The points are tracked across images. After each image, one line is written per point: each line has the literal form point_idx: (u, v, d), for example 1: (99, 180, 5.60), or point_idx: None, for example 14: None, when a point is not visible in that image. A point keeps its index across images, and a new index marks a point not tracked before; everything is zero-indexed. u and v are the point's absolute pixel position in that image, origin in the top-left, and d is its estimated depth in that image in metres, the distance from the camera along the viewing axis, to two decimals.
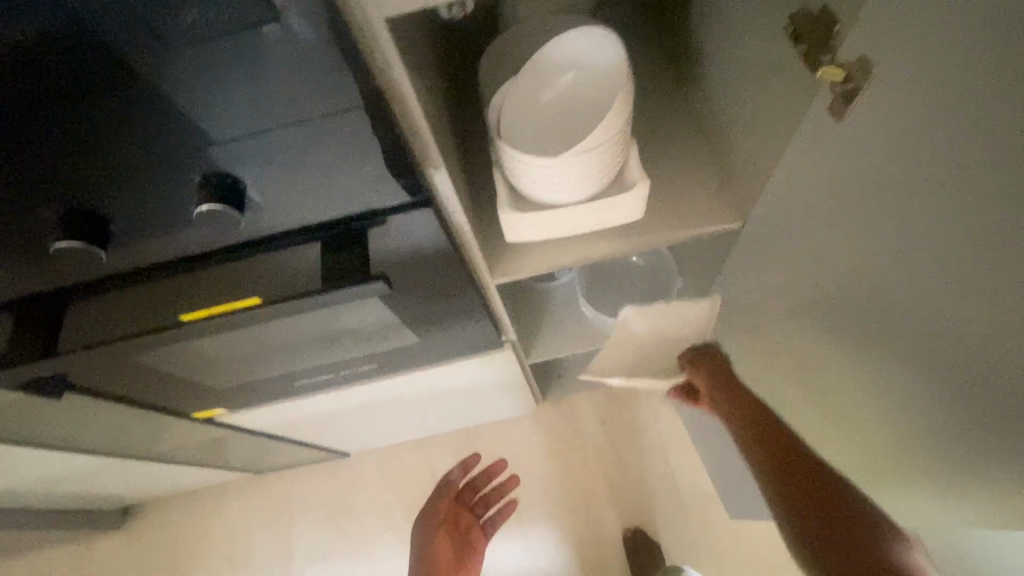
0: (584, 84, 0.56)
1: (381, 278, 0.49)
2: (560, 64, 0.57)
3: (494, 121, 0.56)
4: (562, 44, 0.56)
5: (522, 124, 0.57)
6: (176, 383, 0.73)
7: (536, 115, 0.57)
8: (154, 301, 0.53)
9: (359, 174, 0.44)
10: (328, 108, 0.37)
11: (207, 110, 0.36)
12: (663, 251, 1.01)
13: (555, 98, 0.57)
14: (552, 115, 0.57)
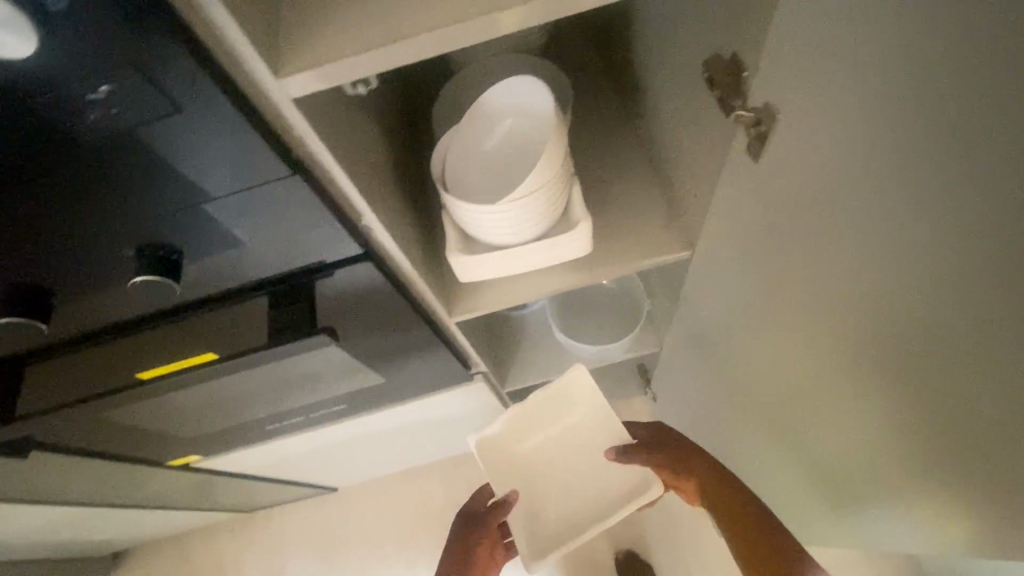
0: (522, 129, 0.58)
1: (325, 331, 0.50)
2: (499, 110, 0.59)
3: (437, 172, 0.58)
4: (498, 94, 0.59)
5: (466, 171, 0.59)
6: (144, 436, 0.73)
7: (479, 161, 0.59)
8: (105, 363, 0.53)
9: (296, 237, 0.44)
10: (253, 181, 0.37)
11: (129, 190, 0.36)
12: (631, 276, 1.02)
13: (495, 144, 0.59)
14: (493, 161, 0.59)
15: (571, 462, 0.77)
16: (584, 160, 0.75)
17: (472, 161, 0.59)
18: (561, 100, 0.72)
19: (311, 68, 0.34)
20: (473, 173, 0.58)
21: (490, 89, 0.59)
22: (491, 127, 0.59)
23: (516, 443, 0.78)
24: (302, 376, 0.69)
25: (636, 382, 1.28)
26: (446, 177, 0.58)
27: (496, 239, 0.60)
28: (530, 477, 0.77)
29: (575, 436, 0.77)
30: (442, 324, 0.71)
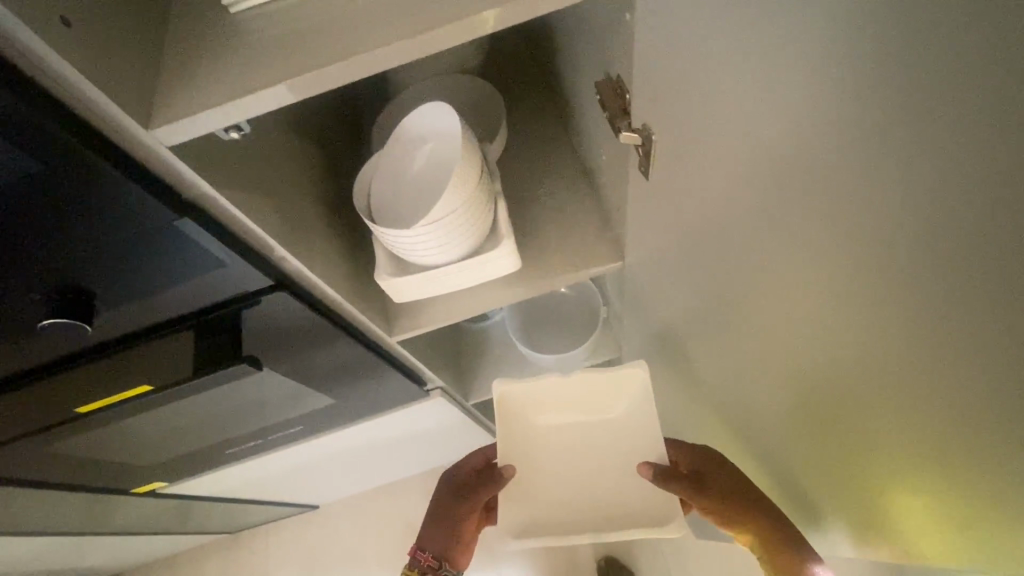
0: (438, 151, 0.59)
1: (246, 360, 0.53)
2: (419, 135, 0.60)
3: (359, 200, 0.59)
4: (413, 120, 0.60)
5: (387, 195, 0.60)
6: (103, 467, 0.75)
7: (400, 185, 0.60)
8: (41, 401, 0.55)
9: (203, 273, 0.46)
10: (148, 222, 0.40)
11: (25, 239, 0.38)
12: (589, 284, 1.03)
13: (413, 167, 0.60)
14: (413, 182, 0.59)
15: (588, 472, 0.69)
16: (523, 176, 0.76)
17: (393, 185, 0.60)
18: (495, 118, 0.74)
19: (199, 111, 0.36)
20: (394, 197, 0.59)
21: (409, 115, 0.60)
22: (411, 151, 0.60)
23: (523, 418, 0.72)
24: (253, 400, 0.71)
25: None
26: (369, 203, 0.60)
27: (420, 260, 0.61)
28: (525, 460, 0.70)
29: (599, 440, 0.71)
30: (385, 344, 0.72)
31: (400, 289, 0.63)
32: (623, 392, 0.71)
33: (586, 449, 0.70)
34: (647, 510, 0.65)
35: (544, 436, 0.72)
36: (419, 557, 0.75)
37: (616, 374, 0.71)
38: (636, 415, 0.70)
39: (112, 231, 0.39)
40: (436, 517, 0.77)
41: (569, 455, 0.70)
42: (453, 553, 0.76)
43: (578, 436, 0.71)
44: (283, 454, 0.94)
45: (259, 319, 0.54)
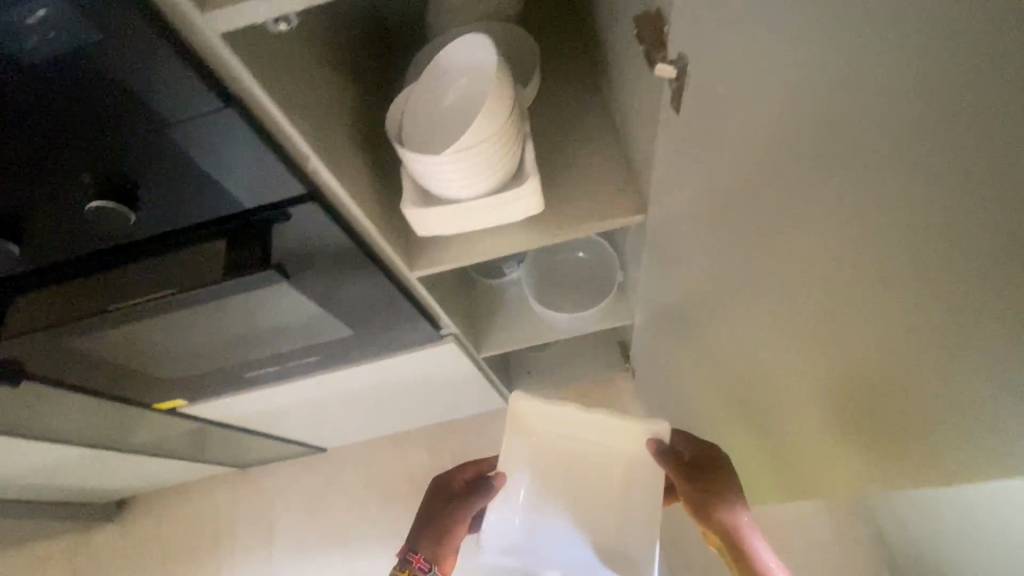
0: (470, 81, 0.60)
1: (275, 268, 0.54)
2: (456, 68, 0.61)
3: (394, 128, 0.60)
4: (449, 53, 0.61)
5: (421, 125, 0.61)
6: (130, 373, 0.79)
7: (433, 114, 0.61)
8: (81, 295, 0.58)
9: (238, 177, 0.48)
10: (190, 112, 0.41)
11: (78, 117, 0.40)
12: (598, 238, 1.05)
13: (447, 96, 0.61)
14: (445, 111, 0.60)
15: (572, 507, 0.71)
16: (550, 126, 0.76)
17: (428, 116, 0.61)
18: (529, 66, 0.74)
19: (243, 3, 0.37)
20: (427, 125, 0.61)
21: (447, 47, 0.61)
22: (448, 83, 0.61)
23: (526, 431, 0.73)
24: (277, 324, 0.74)
25: (617, 358, 1.31)
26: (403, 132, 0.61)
27: (451, 192, 0.62)
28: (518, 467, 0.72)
29: (596, 491, 0.71)
30: (407, 280, 0.74)
31: (428, 221, 0.64)
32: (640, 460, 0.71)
33: (580, 497, 0.71)
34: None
35: (544, 467, 0.72)
36: (409, 558, 0.74)
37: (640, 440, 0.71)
38: (642, 486, 0.70)
39: (158, 118, 0.41)
40: (431, 521, 0.76)
41: (558, 486, 0.71)
42: (446, 559, 0.74)
43: (572, 467, 0.72)
44: (298, 386, 0.98)
45: (288, 232, 0.56)
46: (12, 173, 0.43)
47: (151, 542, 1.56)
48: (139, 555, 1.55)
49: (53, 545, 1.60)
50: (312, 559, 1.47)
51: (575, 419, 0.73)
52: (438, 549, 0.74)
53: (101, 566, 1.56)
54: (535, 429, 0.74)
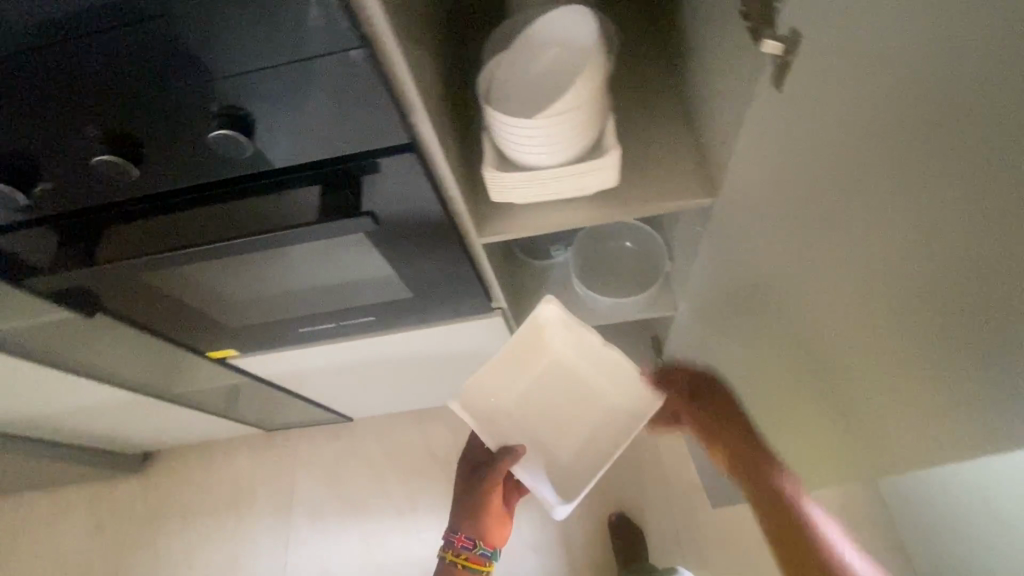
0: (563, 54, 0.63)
1: (368, 215, 0.57)
2: (547, 41, 0.64)
3: (484, 90, 0.62)
4: (544, 27, 0.65)
5: (506, 91, 0.63)
6: (194, 315, 0.81)
7: (523, 82, 0.63)
8: (174, 228, 0.60)
9: (350, 118, 0.50)
10: (320, 50, 0.43)
11: (219, 45, 0.42)
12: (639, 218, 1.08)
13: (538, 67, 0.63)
14: (536, 80, 0.63)
15: (554, 405, 0.92)
16: (620, 109, 0.78)
17: (514, 84, 0.64)
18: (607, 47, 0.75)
19: None
20: (517, 92, 0.63)
21: (538, 20, 0.64)
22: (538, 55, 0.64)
23: (535, 343, 0.91)
24: (341, 273, 0.76)
25: (649, 353, 1.32)
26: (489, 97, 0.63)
27: (528, 158, 0.64)
28: (524, 366, 0.91)
29: (579, 417, 0.91)
30: (472, 247, 0.76)
31: (503, 185, 0.66)
32: (621, 410, 0.90)
33: (567, 420, 0.91)
34: (565, 478, 0.89)
35: (552, 386, 0.92)
36: (454, 539, 0.89)
37: (631, 396, 0.90)
38: (613, 431, 0.90)
39: (289, 54, 0.43)
40: (463, 504, 0.89)
41: (548, 388, 0.92)
42: (485, 533, 0.89)
43: (563, 377, 0.93)
44: (343, 348, 1.00)
45: (379, 183, 0.58)
46: (142, 96, 0.46)
47: (172, 496, 1.59)
48: (160, 508, 1.58)
49: (77, 493, 1.63)
50: (329, 526, 1.49)
51: (592, 353, 0.92)
52: (474, 527, 0.88)
53: (122, 517, 1.59)
54: (556, 359, 0.93)
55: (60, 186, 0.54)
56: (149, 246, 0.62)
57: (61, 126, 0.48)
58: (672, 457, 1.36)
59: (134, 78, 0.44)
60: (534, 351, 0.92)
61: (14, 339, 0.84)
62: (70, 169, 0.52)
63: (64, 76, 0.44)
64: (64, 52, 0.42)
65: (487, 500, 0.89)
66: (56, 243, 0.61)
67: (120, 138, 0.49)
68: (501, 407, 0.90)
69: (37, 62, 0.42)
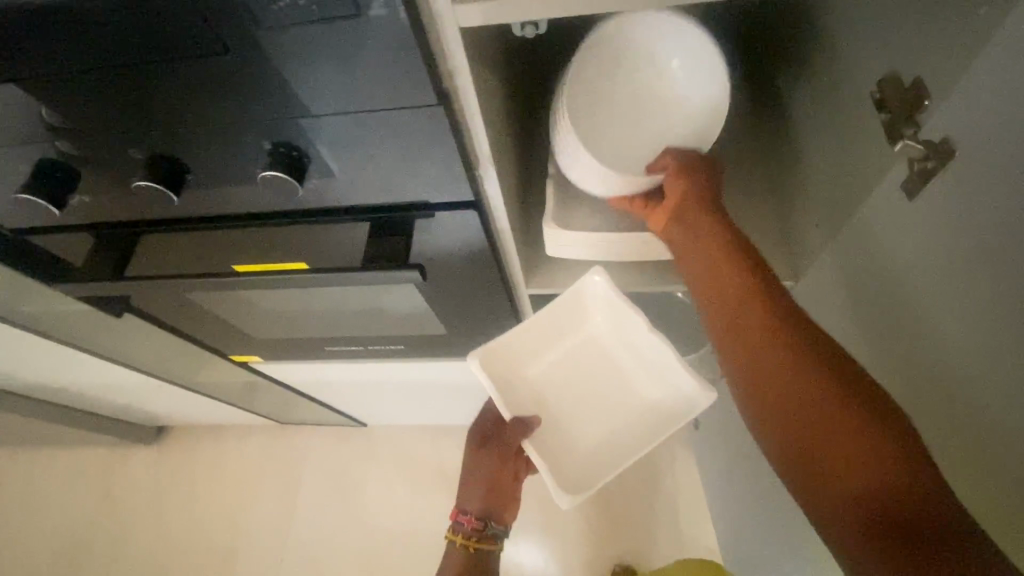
0: (674, 81, 0.60)
1: (417, 268, 0.51)
2: (655, 59, 0.60)
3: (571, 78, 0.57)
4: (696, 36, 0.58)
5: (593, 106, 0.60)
6: (221, 323, 0.78)
7: (626, 78, 0.61)
8: (213, 249, 0.57)
9: (415, 169, 0.45)
10: (392, 101, 0.39)
11: (282, 86, 0.38)
12: None
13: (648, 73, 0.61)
14: (633, 89, 0.61)
15: (571, 393, 0.70)
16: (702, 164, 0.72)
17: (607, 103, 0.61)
18: None
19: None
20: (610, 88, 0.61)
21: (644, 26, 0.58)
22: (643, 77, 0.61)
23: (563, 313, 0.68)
24: (375, 304, 0.72)
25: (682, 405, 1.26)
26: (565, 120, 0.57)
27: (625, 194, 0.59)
28: (538, 339, 0.68)
29: (608, 405, 0.68)
30: (517, 295, 0.71)
31: (562, 240, 0.60)
32: (660, 404, 0.66)
33: (594, 407, 0.69)
34: (581, 467, 0.66)
35: (578, 369, 0.70)
36: (464, 522, 0.79)
37: (675, 386, 0.65)
38: (643, 427, 0.66)
39: (360, 103, 0.39)
40: (472, 480, 0.80)
41: (565, 369, 0.70)
42: (496, 510, 0.80)
43: (586, 358, 0.71)
44: (368, 367, 0.96)
45: (434, 231, 0.54)
46: (191, 123, 0.42)
47: (180, 475, 1.60)
48: (166, 485, 1.59)
49: (92, 453, 1.66)
50: (329, 526, 1.47)
51: (631, 330, 0.68)
52: (484, 504, 0.79)
53: (130, 484, 1.61)
54: (593, 337, 0.71)
55: (97, 199, 0.52)
56: (183, 263, 0.59)
57: (107, 143, 0.45)
58: (692, 515, 1.29)
59: (184, 106, 0.41)
60: (568, 317, 0.69)
61: (40, 320, 0.84)
62: (111, 185, 0.50)
63: (112, 97, 0.40)
64: (121, 77, 0.38)
65: (497, 474, 0.79)
66: (93, 247, 0.59)
67: (166, 162, 0.46)
68: (524, 379, 0.69)
69: (86, 80, 0.39)
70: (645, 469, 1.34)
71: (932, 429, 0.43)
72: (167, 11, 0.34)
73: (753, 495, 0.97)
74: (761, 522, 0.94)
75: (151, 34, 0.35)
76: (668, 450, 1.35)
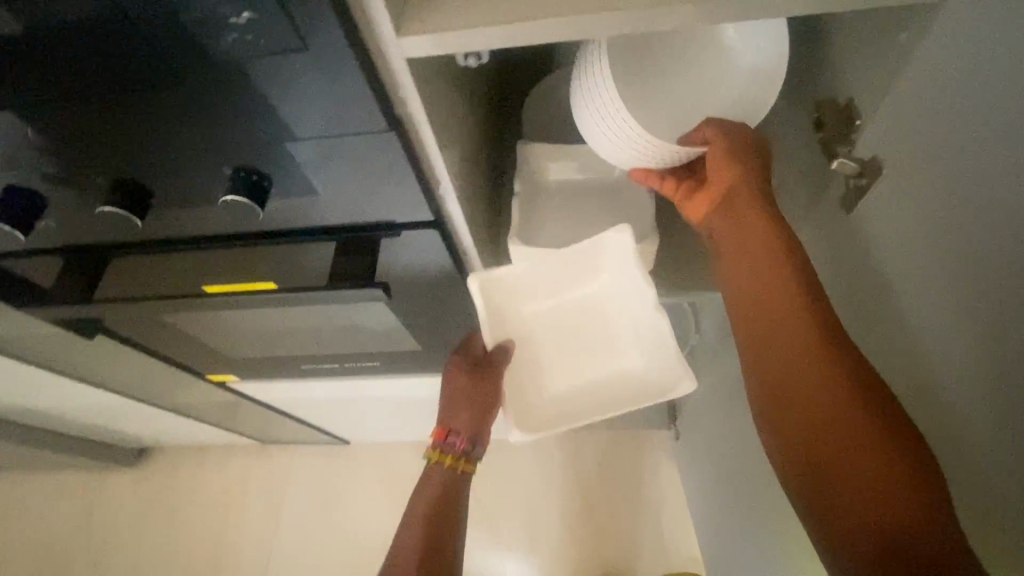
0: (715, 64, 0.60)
1: (381, 286, 0.52)
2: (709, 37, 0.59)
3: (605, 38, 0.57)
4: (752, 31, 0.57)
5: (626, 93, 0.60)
6: (195, 343, 0.79)
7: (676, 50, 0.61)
8: (181, 270, 0.58)
9: (375, 190, 0.46)
10: (347, 127, 0.40)
11: (238, 114, 0.39)
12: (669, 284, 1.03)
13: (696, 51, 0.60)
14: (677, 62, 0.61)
15: (561, 338, 0.68)
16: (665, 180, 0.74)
17: (643, 89, 0.61)
18: None
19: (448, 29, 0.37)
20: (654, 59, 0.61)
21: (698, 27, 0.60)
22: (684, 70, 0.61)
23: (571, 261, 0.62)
24: (347, 322, 0.73)
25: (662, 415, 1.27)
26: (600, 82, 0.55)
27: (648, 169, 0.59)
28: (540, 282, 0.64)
29: (590, 352, 0.68)
30: None
31: (526, 256, 0.62)
32: (646, 375, 0.65)
33: (578, 357, 0.68)
34: (548, 414, 0.69)
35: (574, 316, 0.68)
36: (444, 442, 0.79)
37: (664, 360, 0.64)
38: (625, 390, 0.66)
39: (315, 129, 0.40)
40: (450, 399, 0.79)
41: (563, 315, 0.68)
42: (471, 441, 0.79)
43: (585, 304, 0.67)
44: (347, 384, 0.97)
45: (398, 249, 0.55)
46: (152, 149, 0.43)
47: (161, 498, 1.57)
48: (146, 508, 1.56)
49: (71, 478, 1.63)
50: (313, 546, 1.45)
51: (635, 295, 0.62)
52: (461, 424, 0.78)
53: (110, 508, 1.58)
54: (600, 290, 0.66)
55: (64, 223, 0.53)
56: (152, 285, 0.60)
57: (70, 168, 0.46)
58: (676, 525, 1.29)
59: (144, 133, 0.41)
60: (589, 272, 0.63)
61: (13, 344, 0.83)
62: (76, 209, 0.50)
63: (72, 125, 0.41)
64: (79, 106, 0.39)
65: (474, 397, 0.77)
66: (61, 270, 0.59)
67: (129, 186, 0.47)
68: (519, 317, 0.68)
69: (46, 109, 0.40)
70: (629, 481, 1.35)
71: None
72: (125, 47, 0.35)
73: (734, 502, 0.98)
74: (742, 529, 0.95)
75: (106, 66, 0.36)
76: (650, 460, 1.36)
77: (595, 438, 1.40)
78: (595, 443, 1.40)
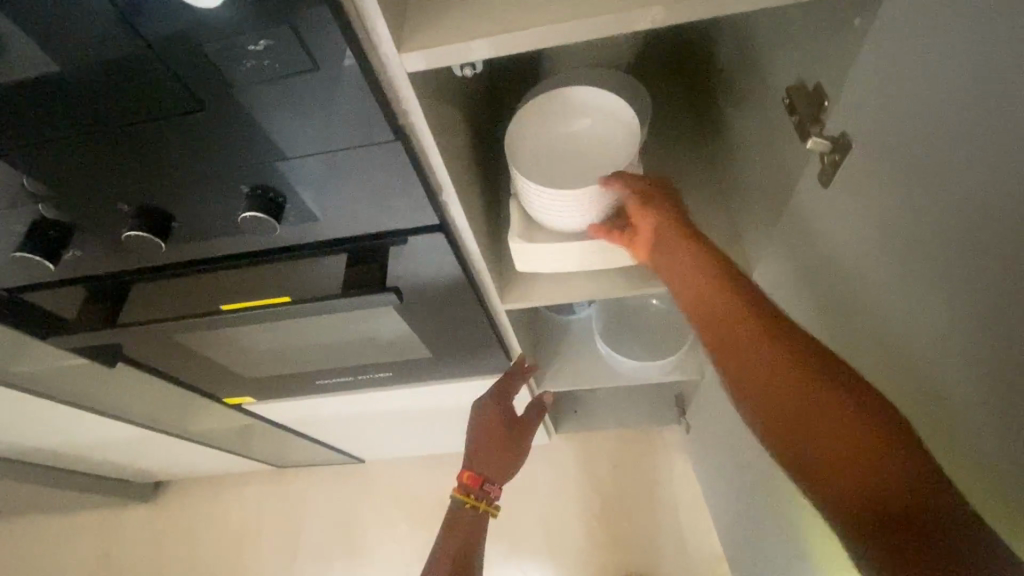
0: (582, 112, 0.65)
1: (393, 290, 0.56)
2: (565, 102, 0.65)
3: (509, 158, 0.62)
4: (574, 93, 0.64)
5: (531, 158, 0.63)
6: (212, 365, 0.81)
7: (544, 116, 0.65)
8: (201, 292, 0.61)
9: (384, 199, 0.50)
10: (357, 138, 0.43)
11: (255, 134, 0.42)
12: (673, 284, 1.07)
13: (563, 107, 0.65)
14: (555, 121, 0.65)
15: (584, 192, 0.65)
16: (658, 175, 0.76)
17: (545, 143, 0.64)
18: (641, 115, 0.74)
19: (448, 43, 0.41)
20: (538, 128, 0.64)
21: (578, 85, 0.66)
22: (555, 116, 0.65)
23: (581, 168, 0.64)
24: (358, 332, 0.75)
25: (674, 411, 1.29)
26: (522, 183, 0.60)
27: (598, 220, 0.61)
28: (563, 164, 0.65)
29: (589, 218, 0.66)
30: (495, 312, 0.75)
31: (529, 254, 0.64)
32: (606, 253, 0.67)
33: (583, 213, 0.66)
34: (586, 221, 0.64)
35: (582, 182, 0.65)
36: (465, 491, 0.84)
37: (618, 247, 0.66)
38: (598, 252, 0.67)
39: (327, 144, 0.43)
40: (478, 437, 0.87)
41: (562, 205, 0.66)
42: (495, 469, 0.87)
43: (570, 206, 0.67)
44: (360, 397, 0.98)
45: (405, 257, 0.58)
46: (174, 174, 0.46)
47: (179, 530, 1.58)
48: (164, 541, 1.57)
49: (87, 516, 1.64)
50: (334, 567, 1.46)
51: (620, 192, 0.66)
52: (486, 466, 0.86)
53: (129, 543, 1.58)
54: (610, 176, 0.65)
55: (89, 251, 0.55)
56: (173, 307, 0.63)
57: (97, 198, 0.49)
58: (692, 518, 1.30)
59: (168, 159, 0.45)
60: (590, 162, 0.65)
61: (34, 380, 0.85)
62: (103, 237, 0.53)
63: (100, 156, 0.44)
64: (108, 138, 0.43)
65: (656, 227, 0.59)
66: (86, 299, 0.62)
67: (153, 211, 0.50)
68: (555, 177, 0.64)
69: (75, 143, 0.43)
70: (642, 478, 1.36)
71: (887, 386, 0.47)
72: (155, 79, 0.38)
73: (750, 490, 0.99)
74: (758, 514, 0.97)
75: (134, 98, 0.39)
76: (662, 457, 1.37)
77: (606, 439, 1.41)
78: (607, 444, 1.41)
